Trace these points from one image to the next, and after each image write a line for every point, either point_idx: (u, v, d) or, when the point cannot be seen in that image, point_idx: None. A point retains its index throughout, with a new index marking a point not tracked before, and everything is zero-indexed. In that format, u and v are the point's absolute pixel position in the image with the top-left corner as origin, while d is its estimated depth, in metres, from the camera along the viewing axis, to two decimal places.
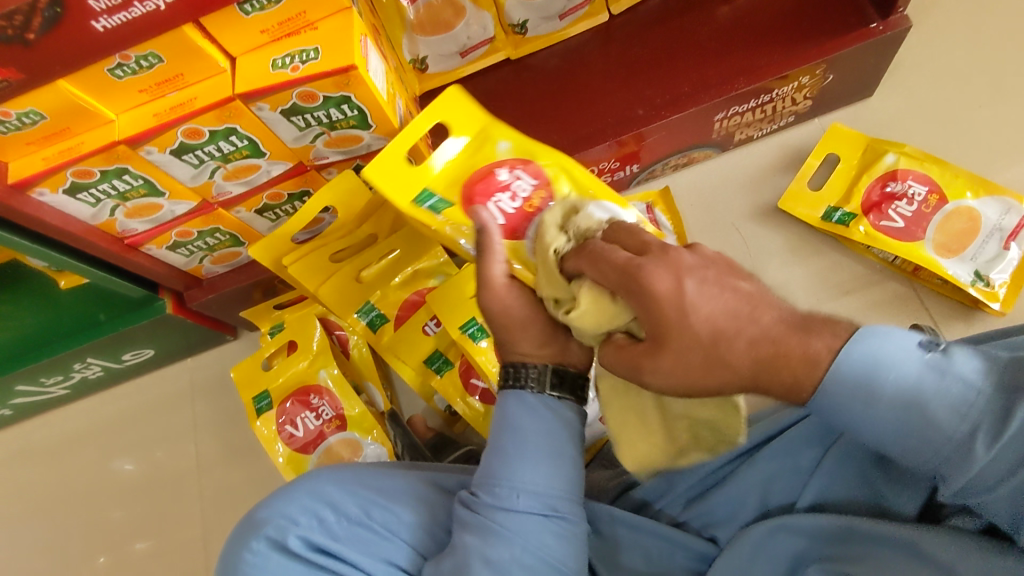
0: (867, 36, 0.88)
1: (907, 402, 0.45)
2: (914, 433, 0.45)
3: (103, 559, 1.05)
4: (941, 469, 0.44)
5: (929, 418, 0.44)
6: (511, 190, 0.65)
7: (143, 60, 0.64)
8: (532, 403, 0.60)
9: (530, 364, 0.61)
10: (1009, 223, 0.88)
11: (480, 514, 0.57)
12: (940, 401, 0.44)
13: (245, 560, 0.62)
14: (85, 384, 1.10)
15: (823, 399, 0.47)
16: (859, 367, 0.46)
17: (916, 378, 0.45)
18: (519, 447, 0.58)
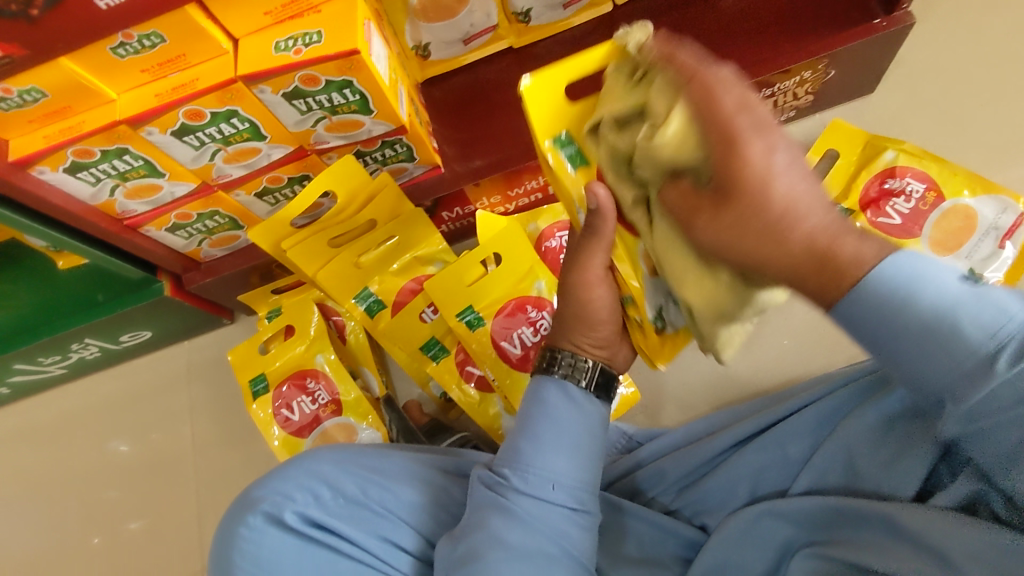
0: (871, 31, 0.88)
1: (938, 318, 0.38)
2: (942, 348, 0.38)
3: (99, 539, 1.06)
4: (954, 390, 0.38)
5: (955, 331, 0.37)
6: None
7: (145, 40, 0.63)
8: (572, 396, 0.61)
9: (564, 351, 0.63)
10: (1005, 221, 0.88)
11: (506, 497, 0.56)
12: (974, 319, 0.37)
13: (241, 535, 0.62)
14: (83, 365, 1.10)
15: (842, 311, 0.41)
16: (900, 277, 0.39)
17: (954, 294, 0.38)
18: (555, 437, 0.58)
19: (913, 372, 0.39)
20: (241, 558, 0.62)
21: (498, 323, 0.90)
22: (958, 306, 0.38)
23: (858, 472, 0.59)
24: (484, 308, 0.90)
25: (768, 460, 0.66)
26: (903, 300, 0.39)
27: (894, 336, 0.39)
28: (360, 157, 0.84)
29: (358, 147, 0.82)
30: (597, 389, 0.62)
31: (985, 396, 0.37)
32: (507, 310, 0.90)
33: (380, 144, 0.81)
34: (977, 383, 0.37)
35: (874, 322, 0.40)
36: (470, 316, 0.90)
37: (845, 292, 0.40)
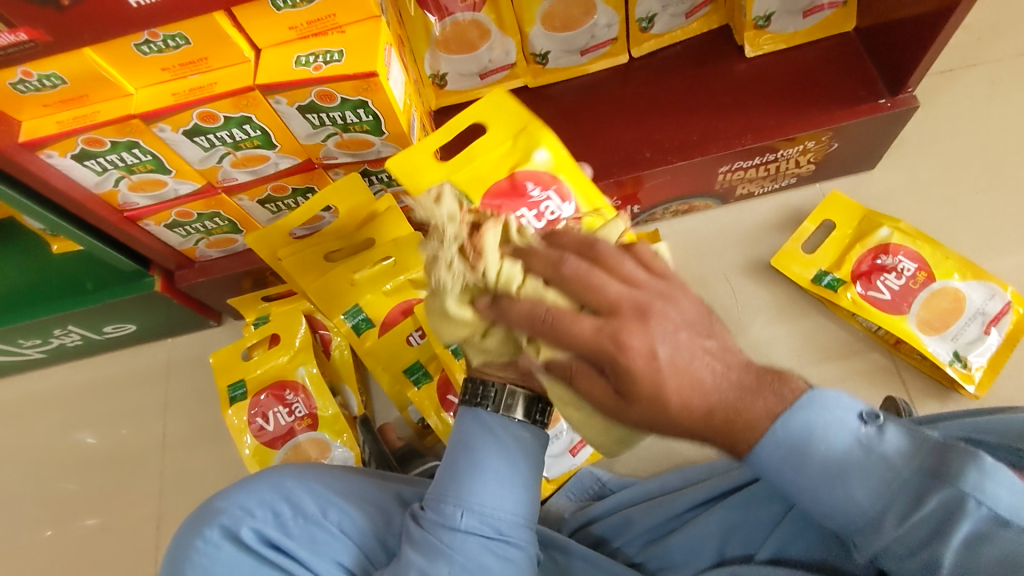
0: (876, 110, 0.91)
1: (833, 472, 0.44)
2: (843, 492, 0.44)
3: (52, 531, 1.03)
4: (854, 534, 0.45)
5: (849, 489, 0.44)
6: (538, 209, 0.73)
7: (170, 40, 0.65)
8: (489, 423, 0.58)
9: (490, 382, 0.59)
10: (992, 308, 0.90)
11: (425, 530, 0.56)
12: (863, 477, 0.44)
13: (196, 548, 0.61)
14: (63, 351, 1.09)
15: (762, 459, 0.45)
16: (795, 435, 0.44)
17: (845, 451, 0.44)
18: (468, 467, 0.57)
19: (822, 511, 0.46)
20: (191, 570, 0.60)
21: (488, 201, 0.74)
22: (848, 466, 0.44)
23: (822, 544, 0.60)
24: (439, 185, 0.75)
25: (736, 521, 0.66)
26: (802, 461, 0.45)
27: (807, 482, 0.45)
28: (366, 176, 0.85)
29: (366, 165, 0.83)
30: (520, 414, 0.59)
31: (881, 543, 0.44)
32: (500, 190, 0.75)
33: (388, 165, 0.83)
34: (873, 533, 0.44)
35: (786, 468, 0.45)
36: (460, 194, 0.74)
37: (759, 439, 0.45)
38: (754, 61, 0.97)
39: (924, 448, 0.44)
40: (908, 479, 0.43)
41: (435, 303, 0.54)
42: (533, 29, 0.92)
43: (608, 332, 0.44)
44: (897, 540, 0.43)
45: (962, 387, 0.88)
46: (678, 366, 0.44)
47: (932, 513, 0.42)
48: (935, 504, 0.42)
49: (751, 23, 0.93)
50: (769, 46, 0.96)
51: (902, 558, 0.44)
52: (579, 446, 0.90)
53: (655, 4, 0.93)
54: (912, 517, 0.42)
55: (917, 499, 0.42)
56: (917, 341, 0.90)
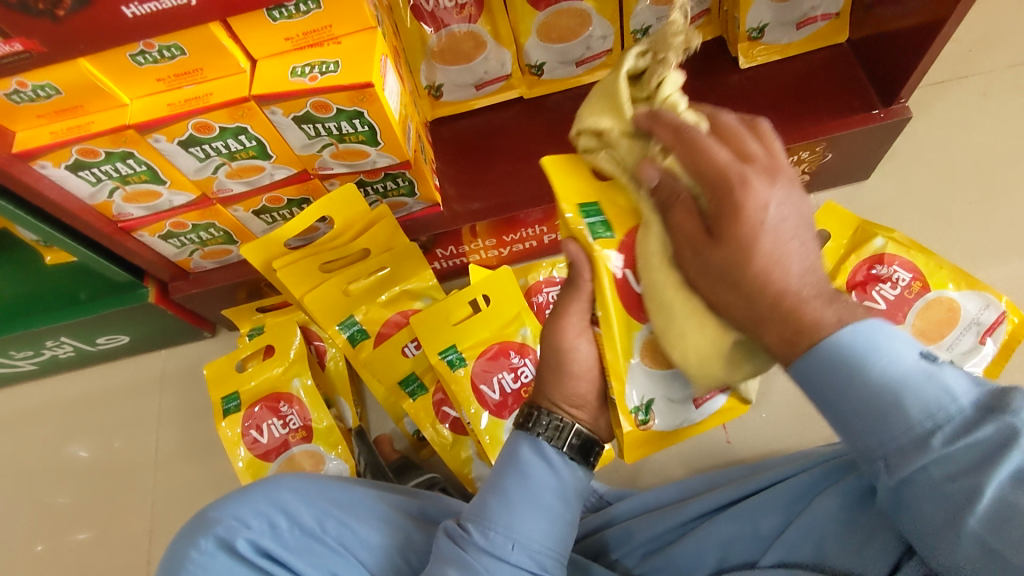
0: (868, 121, 0.91)
1: (887, 390, 0.43)
2: (887, 416, 0.42)
3: (43, 545, 1.02)
4: (889, 459, 0.43)
5: (899, 407, 0.42)
6: None
7: (166, 51, 0.65)
8: (548, 457, 0.58)
9: (554, 413, 0.58)
10: (987, 318, 0.90)
11: (468, 552, 0.54)
12: (916, 397, 0.42)
13: (190, 558, 0.60)
14: (55, 363, 1.08)
15: (809, 369, 0.45)
16: (853, 351, 0.44)
17: (902, 372, 0.43)
18: (524, 498, 0.56)
19: (859, 433, 0.44)
20: None
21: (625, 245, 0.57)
22: (907, 384, 0.42)
23: (824, 550, 0.59)
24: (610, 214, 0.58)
25: (737, 532, 0.65)
26: (852, 372, 0.44)
27: (852, 401, 0.44)
28: (362, 187, 0.85)
29: (361, 176, 0.82)
30: (575, 454, 0.58)
31: (920, 469, 0.42)
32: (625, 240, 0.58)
33: (383, 176, 0.82)
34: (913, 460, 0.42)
35: (837, 386, 0.44)
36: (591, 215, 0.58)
37: (805, 351, 0.45)
38: (747, 72, 0.98)
39: (982, 388, 0.42)
40: (960, 410, 0.41)
41: (609, 80, 0.57)
42: (528, 40, 0.92)
43: (738, 168, 0.47)
44: (938, 462, 0.41)
45: None
46: (779, 234, 0.46)
47: (977, 444, 0.40)
48: (986, 433, 0.40)
49: (745, 34, 0.94)
50: (762, 58, 0.97)
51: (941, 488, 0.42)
52: None
53: (650, 15, 0.93)
54: (962, 440, 0.40)
55: (967, 428, 0.41)
56: None
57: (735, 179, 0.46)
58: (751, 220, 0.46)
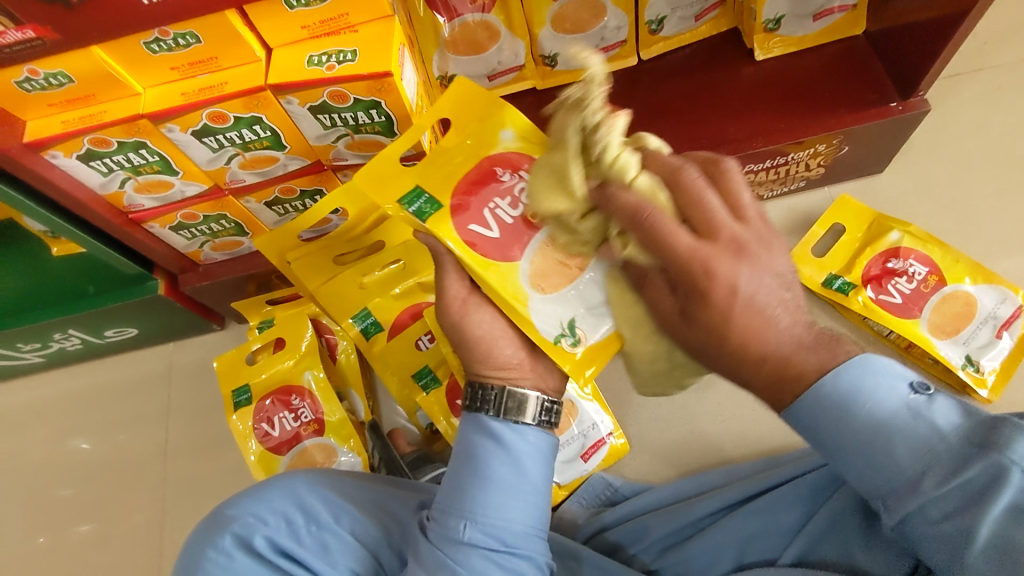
0: (885, 114, 0.90)
1: (874, 429, 0.47)
2: (879, 454, 0.47)
3: (51, 537, 1.01)
4: (887, 498, 0.47)
5: (888, 451, 0.46)
6: (512, 195, 0.60)
7: (180, 39, 0.63)
8: (490, 431, 0.58)
9: (491, 386, 0.59)
10: (1003, 312, 0.90)
11: (430, 543, 0.56)
12: (904, 439, 0.46)
13: (208, 557, 0.59)
14: (62, 355, 1.07)
15: (806, 413, 0.50)
16: (844, 388, 0.48)
17: (894, 409, 0.47)
18: (472, 479, 0.56)
19: (857, 476, 0.48)
20: None
21: (462, 196, 0.59)
22: (890, 422, 0.47)
23: (852, 549, 0.57)
24: (429, 186, 0.59)
25: (758, 528, 0.65)
26: (846, 411, 0.48)
27: (847, 445, 0.48)
28: None
29: None
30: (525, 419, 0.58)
31: (914, 509, 0.45)
32: (471, 180, 0.60)
33: None
34: (906, 499, 0.45)
35: (827, 433, 0.49)
36: (416, 201, 0.59)
37: (805, 391, 0.50)
38: (762, 64, 0.97)
39: (974, 420, 0.45)
40: (954, 445, 0.45)
41: (556, 161, 0.56)
42: (542, 31, 0.91)
43: (703, 254, 0.49)
44: (928, 503, 0.44)
45: (975, 392, 0.88)
46: (751, 305, 0.50)
47: (945, 489, 0.44)
48: (977, 470, 0.43)
49: (761, 25, 0.93)
50: (778, 49, 0.96)
51: (928, 530, 0.44)
52: (591, 451, 0.89)
53: (665, 6, 0.92)
54: (954, 480, 0.44)
55: (958, 465, 0.44)
56: (930, 345, 0.90)
57: (728, 293, 0.49)
58: (737, 308, 0.50)
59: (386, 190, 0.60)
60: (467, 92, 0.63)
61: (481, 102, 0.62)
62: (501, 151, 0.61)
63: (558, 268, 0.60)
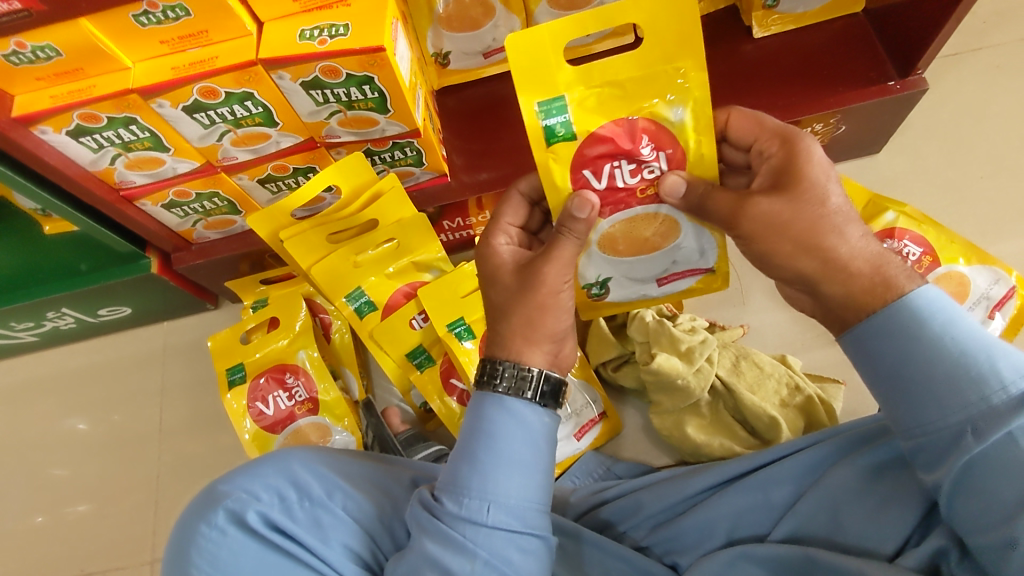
0: (884, 92, 0.89)
1: (977, 349, 0.48)
2: (963, 373, 0.47)
3: (44, 518, 1.01)
4: (978, 421, 0.46)
5: (990, 368, 0.47)
6: (637, 163, 0.58)
7: (170, 11, 0.63)
8: (513, 410, 0.56)
9: (506, 362, 0.57)
10: (996, 293, 0.90)
11: (444, 522, 0.54)
12: (1009, 359, 0.47)
13: (201, 534, 0.59)
14: (56, 334, 1.07)
15: (871, 332, 0.51)
16: (941, 309, 0.50)
17: (986, 337, 0.49)
18: (494, 458, 0.54)
19: (941, 393, 0.48)
20: (199, 558, 0.58)
21: (593, 144, 0.58)
22: (991, 343, 0.48)
23: (841, 522, 0.60)
24: (578, 113, 0.57)
25: (747, 504, 0.65)
26: (930, 332, 0.49)
27: (933, 359, 0.48)
28: (369, 156, 0.84)
29: (369, 145, 0.81)
30: (543, 399, 0.57)
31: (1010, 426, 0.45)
32: (609, 134, 0.57)
33: (391, 145, 0.81)
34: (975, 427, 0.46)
35: (903, 354, 0.49)
36: (556, 112, 0.56)
37: (896, 302, 0.51)
38: (761, 42, 0.96)
39: None
40: None
41: None
42: (539, 6, 0.88)
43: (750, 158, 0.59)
44: None
45: None
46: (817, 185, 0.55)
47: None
48: None
49: (760, 3, 0.92)
50: (776, 27, 0.95)
51: (1011, 457, 0.45)
52: (585, 429, 0.89)
53: None
54: None
55: None
56: None
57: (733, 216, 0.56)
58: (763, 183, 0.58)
59: (534, 79, 0.56)
60: (671, 7, 0.54)
61: (681, 34, 0.55)
62: (660, 123, 0.57)
63: (629, 241, 0.64)
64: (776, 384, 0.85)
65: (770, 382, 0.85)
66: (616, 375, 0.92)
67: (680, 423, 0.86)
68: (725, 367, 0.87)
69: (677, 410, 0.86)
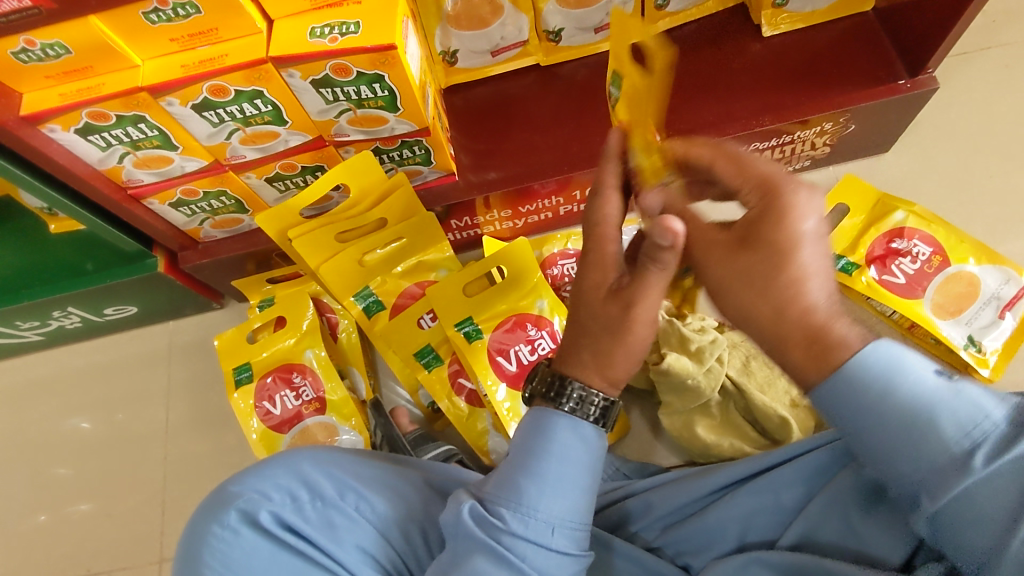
0: (895, 91, 0.89)
1: (920, 407, 0.42)
2: (915, 434, 0.41)
3: (48, 517, 1.01)
4: (927, 488, 0.41)
5: (936, 427, 0.41)
6: (654, 149, 0.60)
7: (180, 9, 0.62)
8: (583, 434, 0.56)
9: (575, 381, 0.56)
10: (1007, 292, 0.90)
11: (501, 539, 0.52)
12: (953, 414, 0.41)
13: (213, 534, 0.59)
14: (61, 333, 1.07)
15: (821, 397, 0.46)
16: (881, 365, 0.43)
17: (931, 387, 0.42)
18: (560, 480, 0.54)
19: (888, 459, 0.43)
20: (211, 558, 0.58)
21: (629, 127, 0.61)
22: (935, 396, 0.42)
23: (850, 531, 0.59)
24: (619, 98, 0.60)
25: (757, 506, 0.65)
26: (874, 394, 0.43)
27: (879, 421, 0.43)
28: (377, 154, 0.83)
29: (378, 143, 0.81)
30: (606, 424, 0.57)
31: (964, 493, 0.40)
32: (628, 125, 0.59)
33: (399, 143, 0.81)
34: (951, 480, 0.40)
35: (851, 416, 0.44)
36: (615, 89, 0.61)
37: (842, 363, 0.44)
38: (769, 41, 0.96)
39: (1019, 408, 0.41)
40: (996, 426, 0.40)
41: None
42: (547, 5, 0.88)
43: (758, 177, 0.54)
44: (985, 485, 0.39)
45: (976, 370, 0.88)
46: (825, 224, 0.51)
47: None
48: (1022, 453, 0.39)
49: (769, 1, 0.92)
50: (785, 26, 0.95)
51: (967, 518, 0.40)
52: None
53: None
54: (1006, 456, 0.39)
55: (1005, 445, 0.39)
56: (931, 325, 0.89)
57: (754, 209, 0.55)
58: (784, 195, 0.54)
59: None
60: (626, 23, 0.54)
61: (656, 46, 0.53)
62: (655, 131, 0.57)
63: None
64: (786, 384, 0.85)
65: (780, 382, 0.85)
66: (625, 375, 0.92)
67: (689, 424, 0.85)
68: (736, 367, 0.87)
69: (686, 410, 0.86)
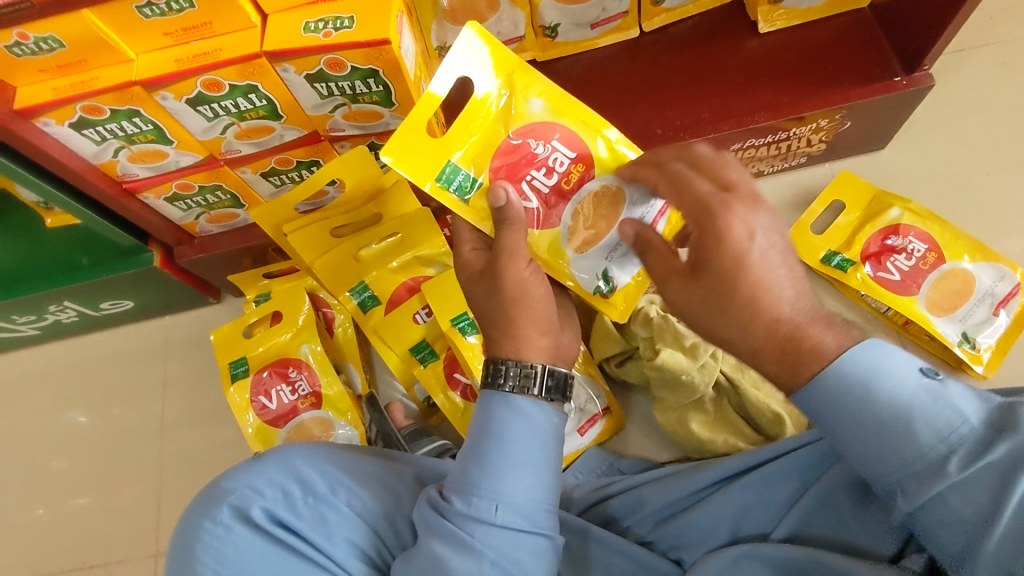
0: (890, 88, 0.89)
1: (896, 412, 0.46)
2: (891, 434, 0.46)
3: (45, 511, 1.01)
4: (906, 482, 0.46)
5: (911, 431, 0.46)
6: (545, 164, 0.63)
7: (173, 3, 0.62)
8: (521, 408, 0.56)
9: (509, 361, 0.57)
10: (1001, 289, 0.90)
11: (451, 522, 0.54)
12: (928, 420, 0.45)
13: (205, 530, 0.59)
14: (57, 327, 1.07)
15: (812, 399, 0.49)
16: (859, 369, 0.48)
17: (910, 393, 0.46)
18: (502, 457, 0.54)
19: (870, 456, 0.48)
20: (204, 553, 0.58)
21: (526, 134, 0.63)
22: (911, 403, 0.46)
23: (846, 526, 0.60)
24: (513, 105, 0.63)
25: (752, 500, 0.65)
26: (857, 399, 0.47)
27: (865, 419, 0.47)
28: (373, 150, 0.83)
29: (373, 138, 0.81)
30: (549, 394, 0.57)
31: (937, 491, 0.44)
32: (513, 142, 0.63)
33: None
34: (929, 483, 0.45)
35: (837, 413, 0.48)
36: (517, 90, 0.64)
37: (828, 364, 0.49)
38: (765, 38, 0.95)
39: (990, 406, 0.45)
40: (970, 429, 0.44)
41: None
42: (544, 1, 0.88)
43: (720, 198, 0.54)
44: (953, 487, 0.44)
45: (970, 367, 0.88)
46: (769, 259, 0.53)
47: (998, 458, 0.43)
48: (1001, 453, 0.43)
49: None
50: (781, 23, 0.95)
51: (943, 514, 0.45)
52: (586, 425, 0.89)
53: None
54: (979, 462, 0.43)
55: (982, 448, 0.44)
56: (926, 322, 0.90)
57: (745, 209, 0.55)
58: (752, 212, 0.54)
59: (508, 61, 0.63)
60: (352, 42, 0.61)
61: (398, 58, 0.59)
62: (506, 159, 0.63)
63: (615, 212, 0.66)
64: None
65: None
66: (620, 370, 0.92)
67: (683, 420, 0.85)
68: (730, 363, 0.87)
69: (681, 406, 0.86)
